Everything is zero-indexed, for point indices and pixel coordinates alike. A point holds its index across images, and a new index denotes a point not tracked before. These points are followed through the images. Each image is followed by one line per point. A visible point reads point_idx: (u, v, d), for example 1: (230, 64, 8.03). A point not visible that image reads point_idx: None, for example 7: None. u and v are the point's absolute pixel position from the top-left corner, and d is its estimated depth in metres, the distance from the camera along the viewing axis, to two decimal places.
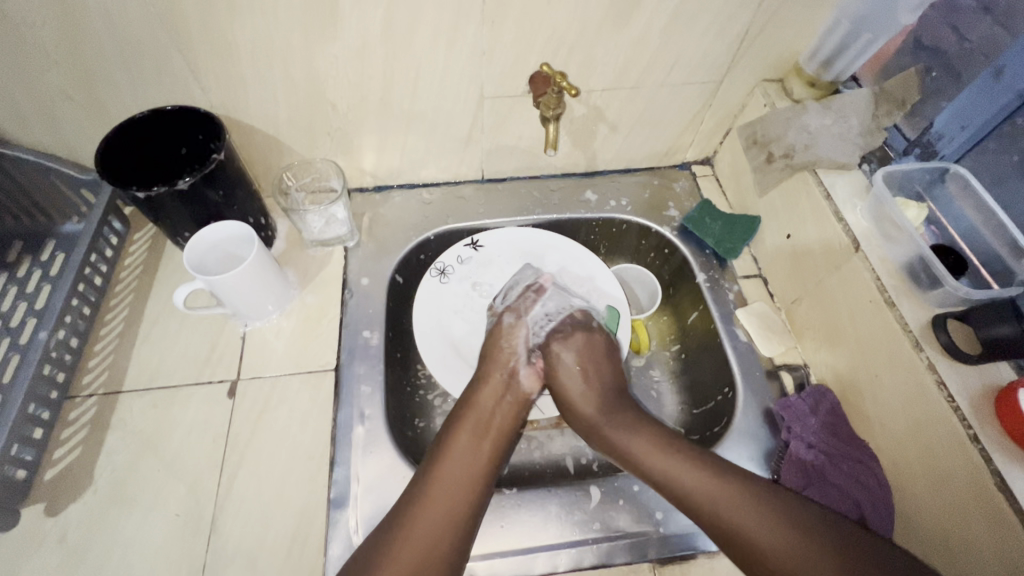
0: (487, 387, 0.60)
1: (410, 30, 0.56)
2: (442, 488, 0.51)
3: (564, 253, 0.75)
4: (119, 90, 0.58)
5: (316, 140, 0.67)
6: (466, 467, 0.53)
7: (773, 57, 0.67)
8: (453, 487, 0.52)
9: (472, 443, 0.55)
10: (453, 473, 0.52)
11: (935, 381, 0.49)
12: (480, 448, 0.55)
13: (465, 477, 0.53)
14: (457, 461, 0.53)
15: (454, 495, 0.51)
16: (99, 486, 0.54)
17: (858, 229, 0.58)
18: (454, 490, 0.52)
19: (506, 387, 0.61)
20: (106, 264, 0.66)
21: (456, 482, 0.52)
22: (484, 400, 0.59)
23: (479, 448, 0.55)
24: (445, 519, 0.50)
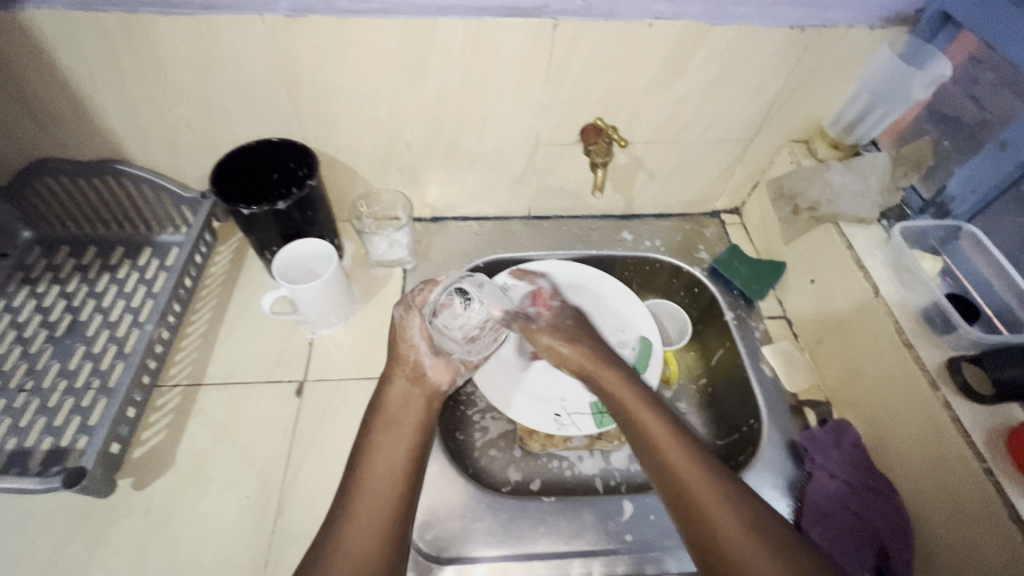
0: (396, 380, 0.63)
1: (483, 84, 0.65)
2: (378, 474, 0.54)
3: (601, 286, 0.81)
4: (231, 123, 0.68)
5: (389, 173, 0.76)
6: (389, 455, 0.56)
7: (800, 121, 0.75)
8: (381, 485, 0.54)
9: (402, 431, 0.59)
10: (388, 460, 0.56)
11: (950, 417, 0.53)
12: (414, 435, 0.59)
13: (393, 467, 0.55)
14: (394, 448, 0.57)
15: (389, 480, 0.54)
16: (180, 466, 0.60)
17: (878, 277, 0.63)
18: (380, 482, 0.54)
19: (413, 374, 0.64)
20: (196, 271, 0.74)
21: (390, 474, 0.55)
22: (394, 390, 0.62)
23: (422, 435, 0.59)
24: (379, 509, 0.52)
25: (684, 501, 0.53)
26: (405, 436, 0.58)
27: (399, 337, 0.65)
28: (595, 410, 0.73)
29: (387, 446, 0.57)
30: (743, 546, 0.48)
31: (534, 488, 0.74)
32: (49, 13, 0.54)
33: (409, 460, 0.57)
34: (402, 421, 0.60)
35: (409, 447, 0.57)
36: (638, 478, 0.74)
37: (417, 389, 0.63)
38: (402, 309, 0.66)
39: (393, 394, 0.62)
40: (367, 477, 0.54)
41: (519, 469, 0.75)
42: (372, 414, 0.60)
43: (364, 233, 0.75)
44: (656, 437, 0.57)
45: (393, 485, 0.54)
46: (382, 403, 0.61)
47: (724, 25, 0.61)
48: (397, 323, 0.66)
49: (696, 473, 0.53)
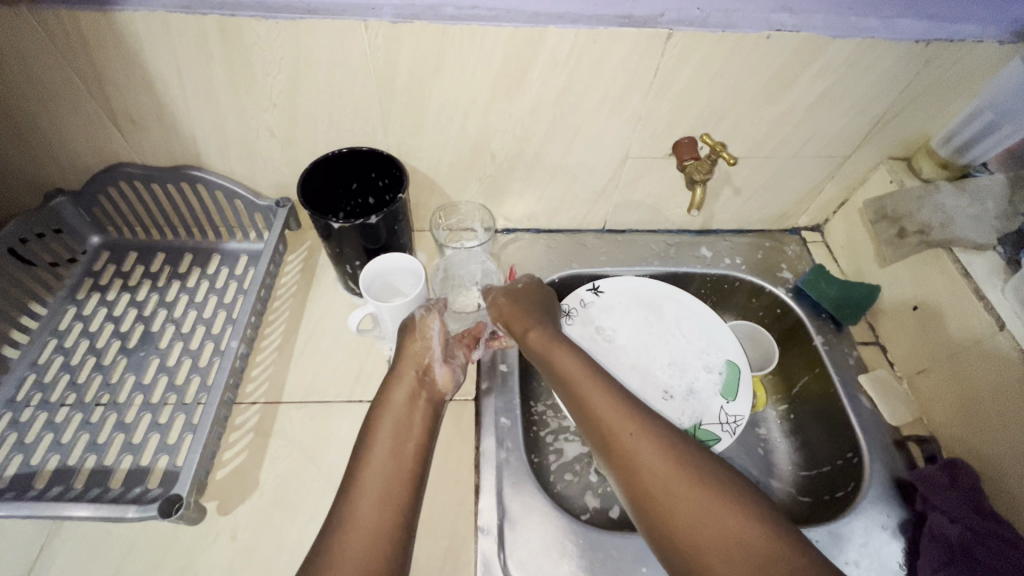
0: (401, 385, 0.60)
1: (582, 95, 0.62)
2: (373, 484, 0.51)
3: (683, 307, 0.78)
4: (315, 130, 0.65)
5: (468, 184, 0.74)
6: (387, 465, 0.53)
7: (903, 138, 0.71)
8: (382, 492, 0.51)
9: (391, 437, 0.55)
10: (383, 466, 0.53)
11: None
12: (403, 438, 0.55)
13: (397, 474, 0.52)
14: (384, 452, 0.54)
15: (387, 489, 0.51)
16: (265, 490, 0.58)
17: (1004, 310, 0.59)
18: (381, 488, 0.51)
19: (417, 375, 0.60)
20: (271, 282, 0.72)
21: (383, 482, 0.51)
22: (399, 391, 0.59)
23: (408, 440, 0.55)
24: (382, 522, 0.49)
25: (644, 495, 0.51)
26: (399, 440, 0.55)
27: (408, 330, 0.62)
28: None
29: (388, 450, 0.54)
30: (725, 550, 0.47)
31: (614, 516, 0.71)
32: (147, 15, 0.51)
33: (404, 467, 0.53)
34: (404, 423, 0.57)
35: (396, 449, 0.54)
36: None
37: (416, 390, 0.60)
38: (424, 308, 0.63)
39: (398, 397, 0.58)
40: (365, 485, 0.51)
41: (597, 495, 0.73)
42: (372, 416, 0.57)
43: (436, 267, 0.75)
44: (610, 423, 0.56)
45: (386, 494, 0.51)
46: (381, 403, 0.58)
47: (848, 38, 0.57)
48: (416, 319, 0.62)
49: (662, 463, 0.52)
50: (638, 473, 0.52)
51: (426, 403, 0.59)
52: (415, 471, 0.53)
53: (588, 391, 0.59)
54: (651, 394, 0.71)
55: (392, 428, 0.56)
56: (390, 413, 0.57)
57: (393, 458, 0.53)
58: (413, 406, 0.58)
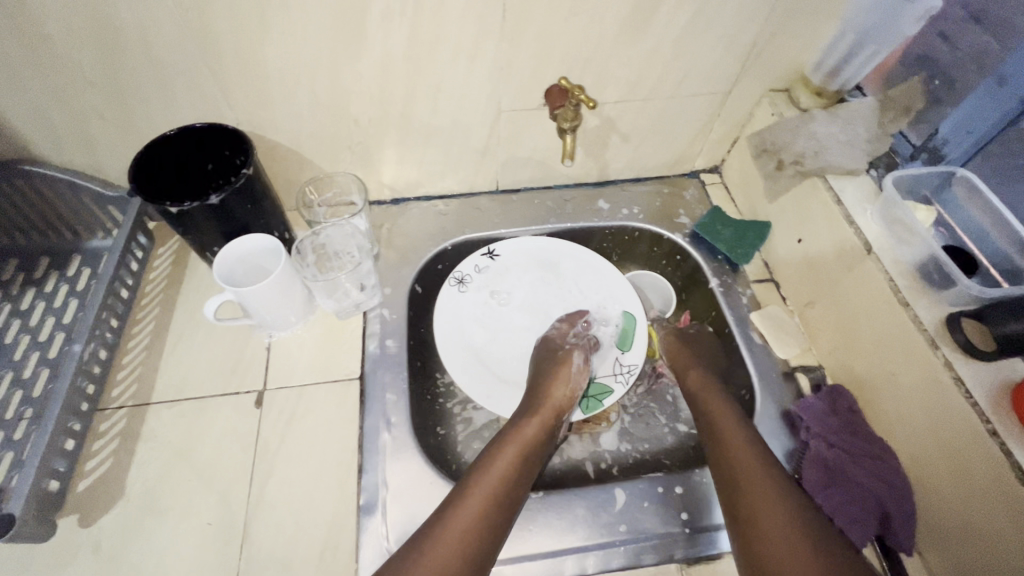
0: (534, 418, 0.60)
1: (433, 46, 0.58)
2: (475, 499, 0.51)
3: (581, 261, 0.77)
4: (149, 108, 0.59)
5: (338, 154, 0.69)
6: (497, 484, 0.53)
7: (781, 68, 0.69)
8: (487, 508, 0.51)
9: (516, 459, 0.55)
10: (498, 484, 0.53)
11: (952, 378, 0.50)
12: (524, 469, 0.55)
13: (503, 494, 0.52)
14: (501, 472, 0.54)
15: (484, 514, 0.50)
16: (132, 497, 0.55)
17: (869, 232, 0.60)
18: (485, 503, 0.51)
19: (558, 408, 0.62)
20: (133, 278, 0.67)
21: (486, 505, 0.51)
22: (542, 419, 0.60)
23: (527, 469, 0.56)
24: (470, 532, 0.49)
25: (742, 493, 0.52)
26: (520, 463, 0.55)
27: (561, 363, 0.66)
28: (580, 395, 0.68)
29: (505, 470, 0.54)
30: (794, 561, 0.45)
31: None
32: None
33: (511, 492, 0.53)
34: (529, 457, 0.57)
35: (516, 473, 0.54)
36: (629, 459, 0.70)
37: (549, 426, 0.60)
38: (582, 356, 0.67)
39: (536, 427, 0.59)
40: (472, 499, 0.51)
41: None
42: (508, 436, 0.58)
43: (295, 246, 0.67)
44: (732, 443, 0.56)
45: (484, 520, 0.50)
46: (521, 427, 0.59)
47: None
48: (566, 359, 0.66)
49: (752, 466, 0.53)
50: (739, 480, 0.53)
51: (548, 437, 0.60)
52: (517, 497, 0.53)
53: (724, 423, 0.58)
54: None
55: (523, 449, 0.57)
56: (520, 441, 0.57)
57: (509, 480, 0.53)
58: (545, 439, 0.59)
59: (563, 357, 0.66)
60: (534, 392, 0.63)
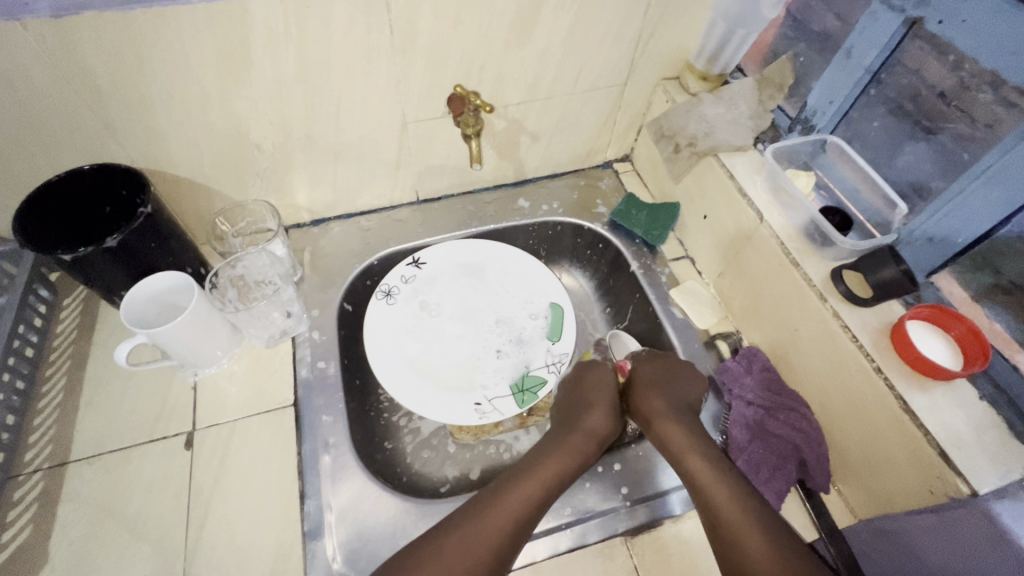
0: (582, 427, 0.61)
1: (324, 66, 0.58)
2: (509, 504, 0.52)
3: (507, 261, 0.79)
4: (31, 156, 0.57)
5: (246, 181, 0.68)
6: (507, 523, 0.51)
7: (668, 57, 0.74)
8: (521, 512, 0.52)
9: (563, 469, 0.56)
10: (538, 489, 0.54)
11: (841, 326, 0.55)
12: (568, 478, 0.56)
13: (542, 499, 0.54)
14: (509, 514, 0.52)
15: (516, 519, 0.51)
16: (57, 562, 0.52)
17: (761, 202, 0.64)
18: (519, 507, 0.52)
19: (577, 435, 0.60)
20: (36, 334, 0.63)
21: (498, 534, 0.50)
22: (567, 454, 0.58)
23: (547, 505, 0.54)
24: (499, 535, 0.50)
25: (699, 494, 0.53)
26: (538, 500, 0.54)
27: (589, 394, 0.65)
28: (515, 390, 0.68)
29: (547, 478, 0.55)
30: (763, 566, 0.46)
31: (474, 478, 0.70)
32: None
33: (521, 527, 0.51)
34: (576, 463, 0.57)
35: (530, 513, 0.52)
36: None
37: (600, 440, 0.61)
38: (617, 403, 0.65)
39: (582, 442, 0.59)
40: (506, 501, 0.53)
41: (454, 463, 0.71)
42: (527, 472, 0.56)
43: (210, 281, 0.63)
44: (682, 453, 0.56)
45: (517, 525, 0.51)
46: (567, 438, 0.60)
47: None
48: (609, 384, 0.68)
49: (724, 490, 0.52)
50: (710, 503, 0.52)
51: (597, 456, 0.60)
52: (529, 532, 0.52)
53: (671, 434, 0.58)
54: (484, 355, 0.73)
55: (570, 463, 0.57)
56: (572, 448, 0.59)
57: (520, 521, 0.51)
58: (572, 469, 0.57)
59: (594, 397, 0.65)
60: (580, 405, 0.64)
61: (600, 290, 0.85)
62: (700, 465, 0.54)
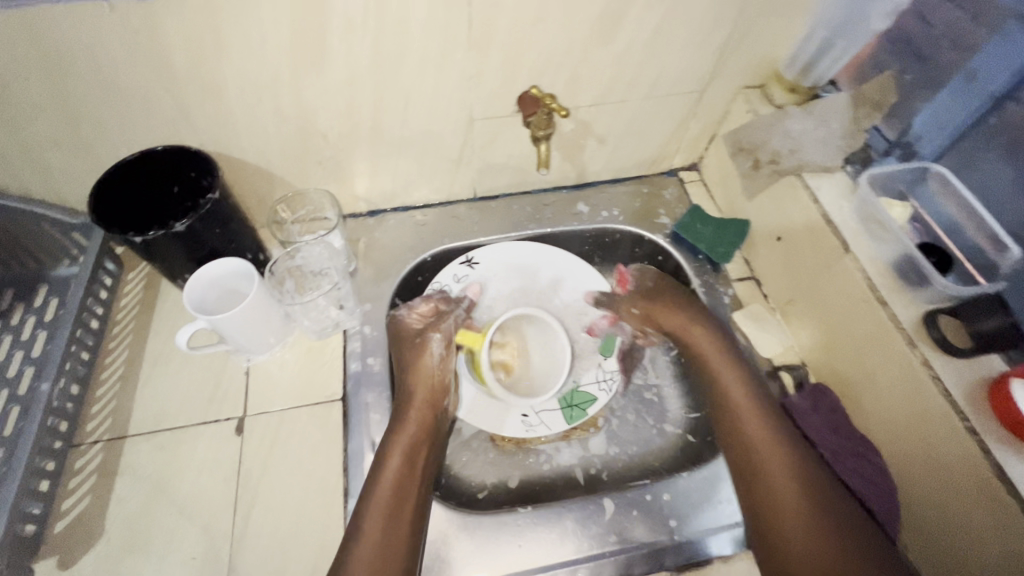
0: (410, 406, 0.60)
1: (398, 58, 0.57)
2: (377, 506, 0.53)
3: (563, 267, 0.77)
4: (108, 134, 0.57)
5: (309, 169, 0.67)
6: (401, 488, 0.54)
7: (754, 64, 0.69)
8: (394, 503, 0.53)
9: (405, 461, 0.56)
10: (398, 484, 0.54)
11: (931, 376, 0.50)
12: (414, 467, 0.56)
13: (403, 493, 0.54)
14: (380, 504, 0.53)
15: (386, 517, 0.52)
16: (113, 535, 0.54)
17: (848, 230, 0.59)
18: (386, 505, 0.53)
19: (436, 399, 0.61)
20: (102, 306, 0.65)
21: (382, 527, 0.52)
22: (410, 428, 0.58)
23: (420, 468, 0.56)
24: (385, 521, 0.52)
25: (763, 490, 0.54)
26: (415, 464, 0.56)
27: (404, 355, 0.64)
28: (565, 405, 0.69)
29: (397, 468, 0.55)
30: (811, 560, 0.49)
31: (512, 486, 0.68)
32: None
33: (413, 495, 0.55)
34: (405, 446, 0.57)
35: (394, 498, 0.53)
36: (620, 463, 0.70)
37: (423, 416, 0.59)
38: (442, 343, 0.65)
39: (412, 424, 0.58)
40: (377, 496, 0.53)
41: (492, 470, 0.69)
42: (387, 444, 0.57)
43: (269, 270, 0.64)
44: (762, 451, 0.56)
45: (387, 519, 0.52)
46: (405, 419, 0.59)
47: None
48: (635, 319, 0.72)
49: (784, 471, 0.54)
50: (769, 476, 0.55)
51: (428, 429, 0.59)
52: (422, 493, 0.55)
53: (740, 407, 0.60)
54: None
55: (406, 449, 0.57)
56: (405, 438, 0.57)
57: (387, 513, 0.52)
58: (421, 439, 0.58)
59: (419, 346, 0.64)
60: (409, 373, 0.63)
61: None
62: (762, 440, 0.57)
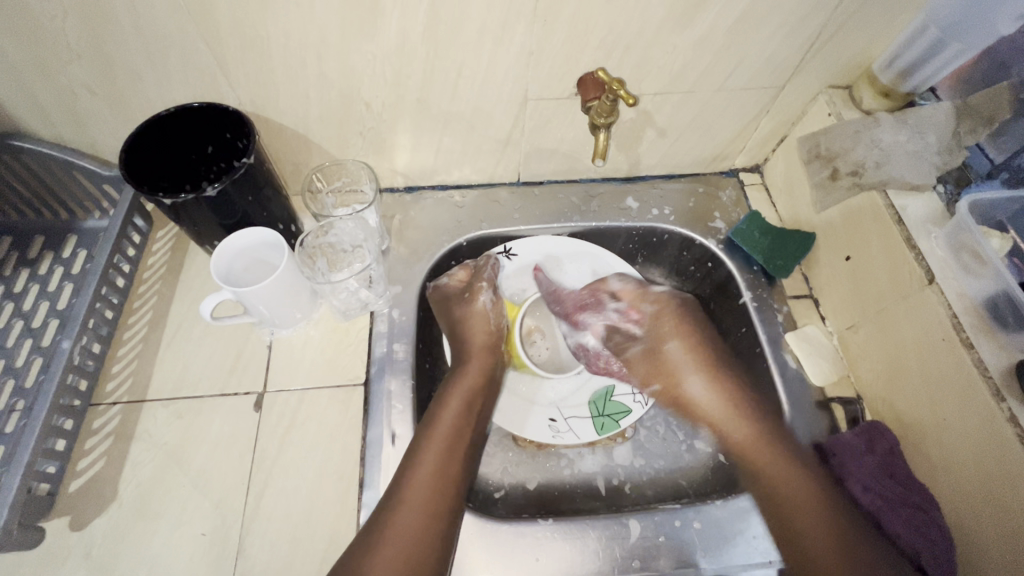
0: (472, 359, 0.65)
1: (454, 27, 0.52)
2: (438, 441, 0.56)
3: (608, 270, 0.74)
4: (143, 85, 0.54)
5: (348, 139, 0.63)
6: (457, 430, 0.58)
7: (845, 61, 0.61)
8: (450, 442, 0.57)
9: (459, 410, 0.59)
10: (451, 428, 0.58)
11: (1017, 435, 0.45)
12: (468, 415, 0.60)
13: (458, 435, 0.58)
14: (439, 439, 0.56)
15: (445, 450, 0.55)
16: (125, 501, 0.53)
17: (934, 259, 0.53)
18: (445, 439, 0.56)
19: (492, 346, 0.67)
20: (129, 264, 0.63)
21: (440, 460, 0.55)
22: (469, 376, 0.63)
23: (474, 413, 0.60)
24: (445, 459, 0.55)
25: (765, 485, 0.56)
26: (471, 410, 0.60)
27: (455, 313, 0.68)
28: (595, 414, 0.66)
29: (454, 415, 0.59)
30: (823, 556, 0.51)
31: (530, 489, 0.65)
32: None
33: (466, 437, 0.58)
34: (462, 397, 0.61)
35: (451, 435, 0.57)
36: (644, 477, 0.66)
37: (481, 367, 0.65)
38: (490, 291, 0.69)
39: (470, 378, 0.63)
40: (434, 434, 0.56)
41: (511, 471, 0.66)
42: (446, 391, 0.61)
43: (300, 244, 0.61)
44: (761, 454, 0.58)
45: (445, 452, 0.55)
46: (461, 376, 0.63)
47: None
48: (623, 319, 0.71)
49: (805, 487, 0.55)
50: (777, 495, 0.55)
51: (487, 380, 0.64)
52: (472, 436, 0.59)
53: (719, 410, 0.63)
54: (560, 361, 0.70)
55: (464, 399, 0.61)
56: (461, 388, 0.62)
57: (446, 445, 0.56)
58: (482, 386, 0.63)
59: (467, 299, 0.68)
60: (459, 330, 0.67)
61: None
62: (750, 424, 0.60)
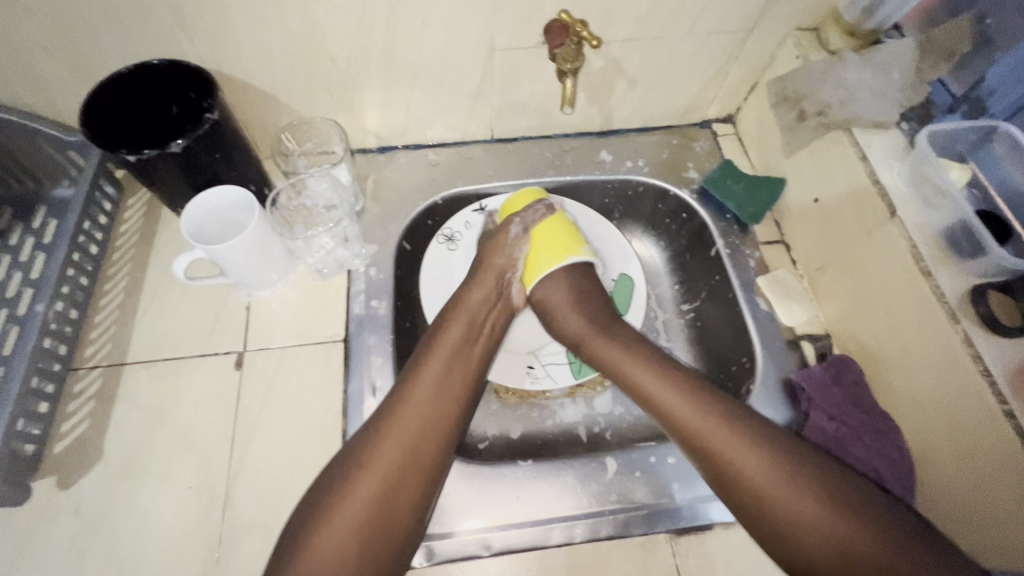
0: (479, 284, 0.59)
1: None
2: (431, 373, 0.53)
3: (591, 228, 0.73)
4: (100, 43, 0.53)
5: (315, 97, 0.63)
6: (444, 373, 0.53)
7: (810, 2, 0.62)
8: (442, 381, 0.53)
9: (456, 342, 0.55)
10: (445, 363, 0.54)
11: (971, 355, 0.47)
12: (466, 350, 0.56)
13: (455, 369, 0.54)
14: (432, 374, 0.53)
15: (438, 388, 0.52)
16: (111, 460, 0.54)
17: (895, 193, 0.55)
18: (441, 374, 0.53)
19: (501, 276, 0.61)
20: (101, 232, 0.63)
21: (433, 397, 0.52)
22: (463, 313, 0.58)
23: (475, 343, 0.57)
24: (436, 396, 0.52)
25: (706, 443, 0.49)
26: (470, 340, 0.57)
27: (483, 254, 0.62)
28: (572, 359, 0.68)
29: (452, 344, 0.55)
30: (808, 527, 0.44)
31: (513, 438, 0.66)
32: None
33: (462, 373, 0.54)
34: (470, 332, 0.57)
35: (448, 371, 0.54)
36: (623, 423, 0.68)
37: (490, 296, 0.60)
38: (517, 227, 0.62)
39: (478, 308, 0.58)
40: (425, 370, 0.53)
41: (494, 422, 0.67)
42: (446, 316, 0.58)
43: (269, 202, 0.62)
44: (683, 418, 0.51)
45: (440, 388, 0.52)
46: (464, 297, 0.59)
47: None
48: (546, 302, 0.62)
49: (757, 459, 0.47)
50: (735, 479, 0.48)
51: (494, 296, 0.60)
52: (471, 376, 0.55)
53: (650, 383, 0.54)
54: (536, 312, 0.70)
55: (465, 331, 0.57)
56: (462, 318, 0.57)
57: (440, 382, 0.53)
58: (478, 320, 0.58)
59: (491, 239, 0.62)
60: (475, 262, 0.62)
61: (673, 264, 0.78)
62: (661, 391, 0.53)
